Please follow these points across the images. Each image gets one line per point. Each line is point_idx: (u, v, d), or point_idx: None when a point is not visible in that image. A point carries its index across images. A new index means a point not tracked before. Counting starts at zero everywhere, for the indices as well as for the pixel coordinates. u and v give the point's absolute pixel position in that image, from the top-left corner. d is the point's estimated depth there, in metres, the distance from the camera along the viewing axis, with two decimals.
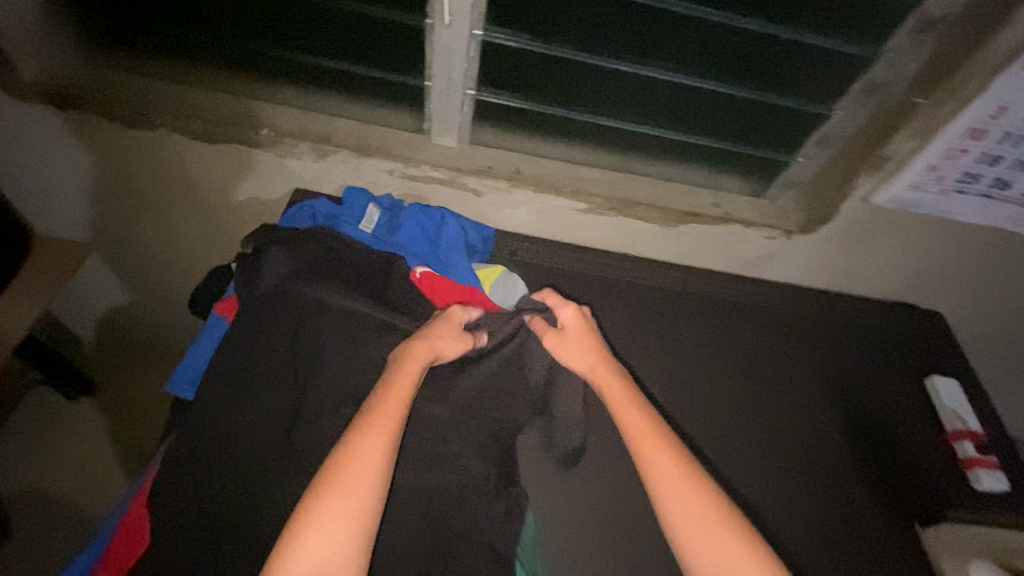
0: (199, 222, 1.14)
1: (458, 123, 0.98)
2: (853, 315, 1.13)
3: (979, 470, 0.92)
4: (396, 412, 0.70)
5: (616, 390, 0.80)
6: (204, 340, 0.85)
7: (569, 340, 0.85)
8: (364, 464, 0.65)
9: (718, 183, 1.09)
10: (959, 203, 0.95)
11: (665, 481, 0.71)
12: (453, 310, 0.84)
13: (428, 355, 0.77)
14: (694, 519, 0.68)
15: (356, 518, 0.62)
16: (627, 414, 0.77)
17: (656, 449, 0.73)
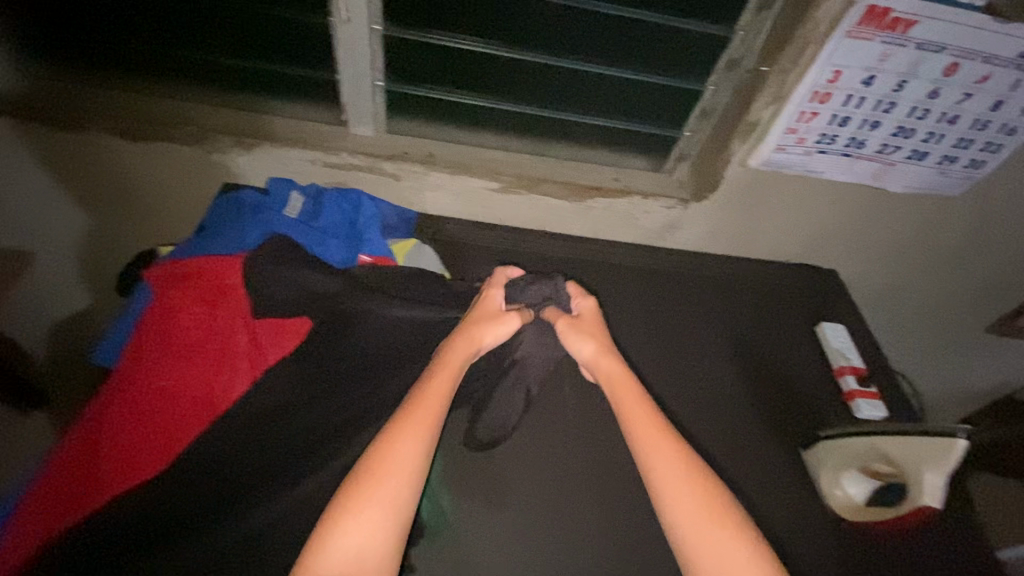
0: (134, 224, 1.18)
1: (371, 113, 1.07)
2: (752, 275, 1.23)
3: (859, 400, 1.03)
4: (437, 405, 0.76)
5: (625, 387, 0.85)
6: (127, 313, 0.86)
7: (581, 328, 0.91)
8: (403, 457, 0.71)
9: (621, 161, 1.19)
10: (825, 163, 1.07)
11: (665, 475, 0.75)
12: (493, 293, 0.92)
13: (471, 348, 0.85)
14: (693, 506, 0.72)
15: (389, 521, 0.67)
16: (634, 409, 0.82)
17: (660, 446, 0.77)
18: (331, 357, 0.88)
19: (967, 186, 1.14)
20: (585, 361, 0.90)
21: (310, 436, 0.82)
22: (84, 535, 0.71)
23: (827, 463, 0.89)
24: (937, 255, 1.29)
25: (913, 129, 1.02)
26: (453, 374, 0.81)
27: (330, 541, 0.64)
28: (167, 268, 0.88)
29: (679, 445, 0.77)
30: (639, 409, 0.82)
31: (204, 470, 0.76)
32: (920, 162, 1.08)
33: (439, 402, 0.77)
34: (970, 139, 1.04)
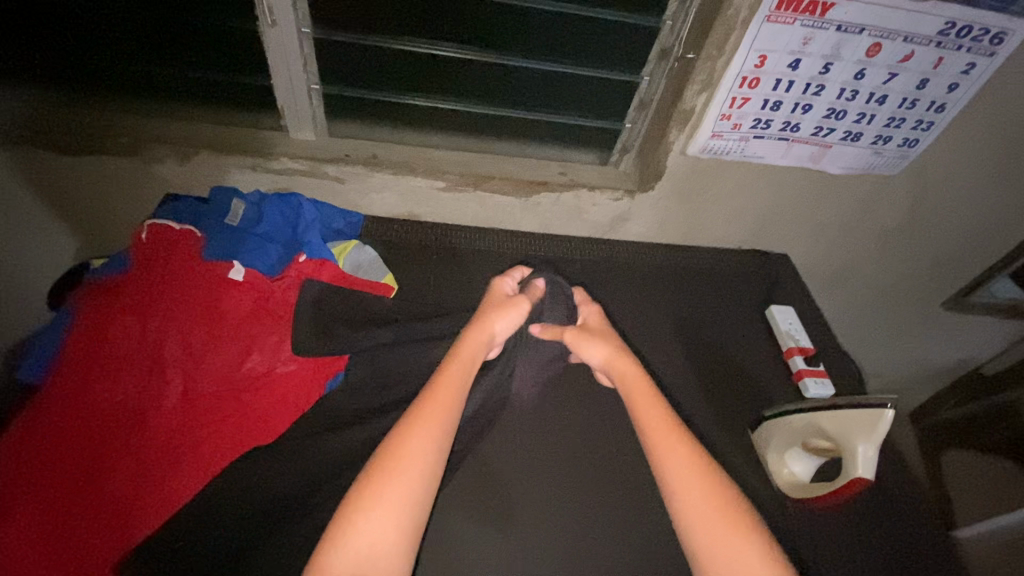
0: (68, 241, 1.14)
1: (310, 117, 1.07)
2: (704, 262, 1.23)
3: (808, 378, 1.03)
4: (446, 402, 0.74)
5: (641, 390, 0.83)
6: (55, 325, 0.83)
7: (588, 333, 0.90)
8: (415, 458, 0.69)
9: (567, 155, 1.19)
10: (763, 147, 1.08)
11: (683, 475, 0.73)
12: (501, 281, 0.95)
13: (486, 335, 0.85)
14: (706, 504, 0.70)
15: (402, 520, 0.64)
16: (645, 409, 0.81)
17: (676, 448, 0.76)
18: (269, 362, 0.85)
19: (904, 165, 1.16)
20: (598, 366, 0.89)
21: (245, 443, 0.79)
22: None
23: (771, 442, 0.91)
24: (882, 236, 1.32)
25: (844, 110, 1.04)
26: (468, 364, 0.80)
27: (343, 546, 0.61)
28: (98, 281, 0.86)
29: (694, 446, 0.76)
30: (650, 408, 0.81)
31: (132, 486, 0.72)
32: (855, 142, 1.10)
33: (450, 401, 0.75)
34: (902, 119, 1.07)
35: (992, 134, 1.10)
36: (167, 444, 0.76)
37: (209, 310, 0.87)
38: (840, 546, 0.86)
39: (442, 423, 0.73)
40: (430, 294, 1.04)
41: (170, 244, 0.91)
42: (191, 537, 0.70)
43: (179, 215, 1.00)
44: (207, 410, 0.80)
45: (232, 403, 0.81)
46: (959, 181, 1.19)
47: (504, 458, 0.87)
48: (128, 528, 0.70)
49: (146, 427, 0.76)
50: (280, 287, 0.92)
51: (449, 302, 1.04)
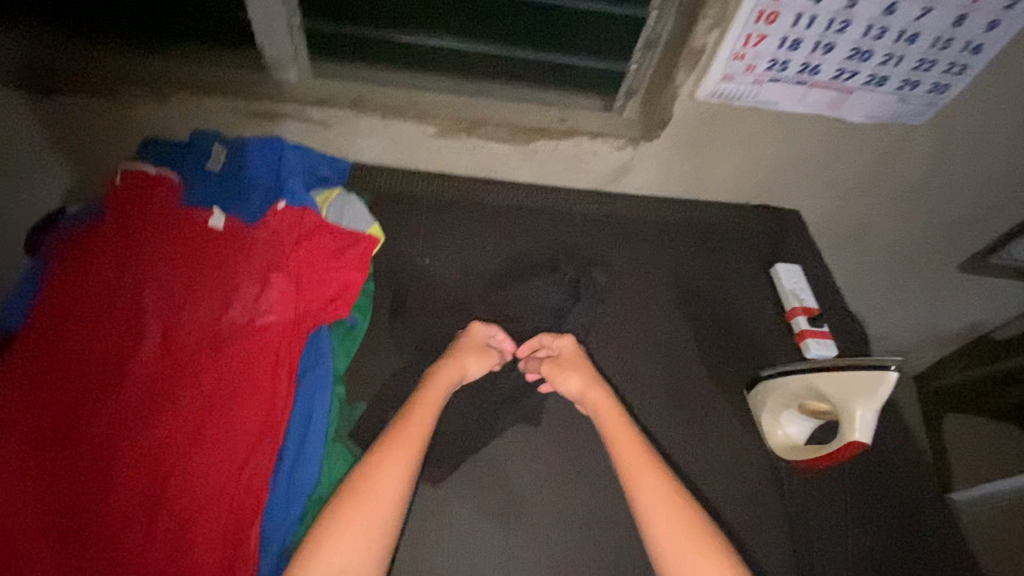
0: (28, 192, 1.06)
1: (291, 55, 1.00)
2: (710, 218, 1.17)
3: (810, 339, 0.99)
4: (416, 435, 0.75)
5: (616, 424, 0.81)
6: (31, 273, 0.81)
7: (566, 364, 0.86)
8: (386, 482, 0.70)
9: (568, 100, 1.11)
10: (778, 92, 1.00)
11: (652, 508, 0.73)
12: (477, 325, 0.89)
13: (457, 374, 0.83)
14: (673, 528, 0.72)
15: (367, 544, 0.66)
16: (621, 438, 0.80)
17: (649, 482, 0.75)
18: (246, 314, 0.81)
19: (931, 113, 1.07)
20: (575, 397, 0.85)
21: (220, 396, 0.76)
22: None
23: (766, 405, 0.87)
24: (902, 191, 1.24)
25: (870, 51, 0.95)
26: (433, 411, 0.78)
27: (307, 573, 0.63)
28: (73, 229, 0.83)
29: (671, 479, 0.76)
30: (626, 436, 0.80)
31: (110, 434, 0.71)
32: (879, 88, 1.01)
33: (418, 436, 0.75)
34: (932, 61, 0.97)
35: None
36: (144, 395, 0.74)
37: (186, 259, 0.83)
38: (832, 508, 0.85)
39: (410, 453, 0.73)
40: (419, 246, 1.00)
41: (146, 190, 0.87)
42: (167, 485, 0.69)
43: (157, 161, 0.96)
44: (183, 361, 0.77)
45: (209, 354, 0.78)
46: (989, 132, 1.11)
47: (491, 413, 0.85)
48: (103, 474, 0.68)
49: (123, 377, 0.74)
50: (259, 235, 0.87)
51: (439, 254, 1.00)
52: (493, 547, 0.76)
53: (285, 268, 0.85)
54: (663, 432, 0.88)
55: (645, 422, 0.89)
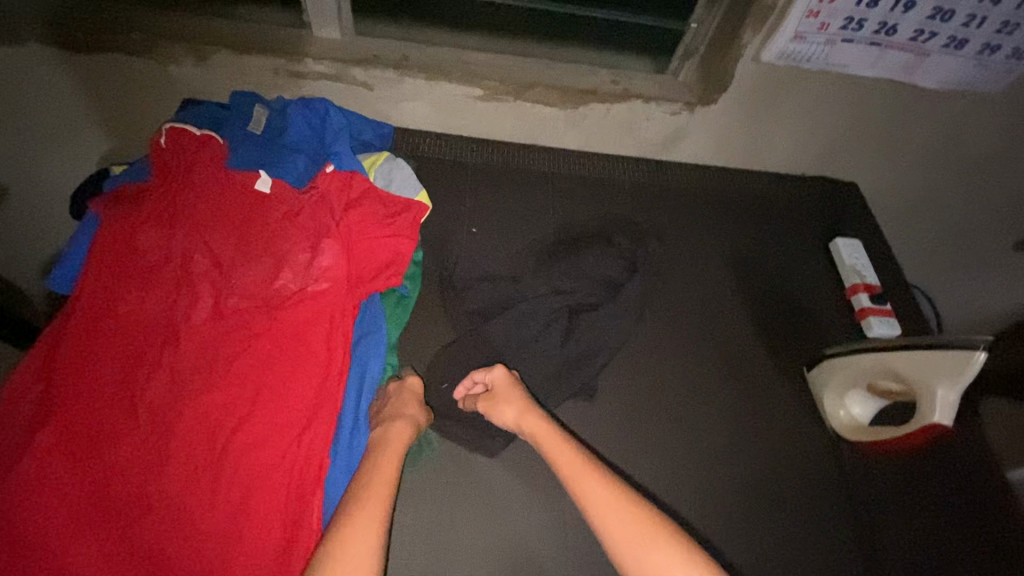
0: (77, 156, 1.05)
1: (335, 12, 0.95)
2: (764, 189, 1.11)
3: (872, 317, 0.95)
4: (378, 503, 0.64)
5: (552, 442, 0.71)
6: (81, 236, 0.79)
7: (494, 397, 0.76)
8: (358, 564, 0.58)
9: (620, 63, 1.05)
10: (850, 55, 0.94)
11: (609, 529, 0.63)
12: (406, 382, 0.78)
13: (412, 429, 0.73)
14: (631, 542, 0.61)
15: None
16: (558, 455, 0.70)
17: (596, 492, 0.65)
18: (297, 281, 0.80)
19: (1009, 80, 1.01)
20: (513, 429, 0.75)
21: (275, 364, 0.74)
22: (25, 472, 0.63)
23: (830, 383, 0.84)
24: (970, 163, 1.17)
25: (953, 10, 0.88)
26: (391, 473, 0.68)
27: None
28: (117, 191, 0.81)
29: (620, 488, 0.66)
30: (563, 450, 0.70)
31: (169, 400, 0.70)
32: (958, 52, 0.94)
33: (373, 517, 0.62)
34: (1021, 22, 0.90)
35: None
36: (199, 362, 0.73)
37: (235, 222, 0.81)
38: (894, 492, 0.83)
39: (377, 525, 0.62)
40: (467, 215, 0.97)
41: (190, 152, 0.84)
42: (227, 453, 0.68)
43: (198, 120, 0.92)
44: (238, 328, 0.76)
45: (262, 321, 0.77)
46: None
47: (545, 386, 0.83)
48: (162, 440, 0.68)
49: (176, 342, 0.73)
50: (307, 200, 0.85)
51: (486, 224, 0.97)
52: (552, 520, 0.75)
53: (335, 234, 0.83)
54: (718, 411, 0.85)
55: (701, 399, 0.86)
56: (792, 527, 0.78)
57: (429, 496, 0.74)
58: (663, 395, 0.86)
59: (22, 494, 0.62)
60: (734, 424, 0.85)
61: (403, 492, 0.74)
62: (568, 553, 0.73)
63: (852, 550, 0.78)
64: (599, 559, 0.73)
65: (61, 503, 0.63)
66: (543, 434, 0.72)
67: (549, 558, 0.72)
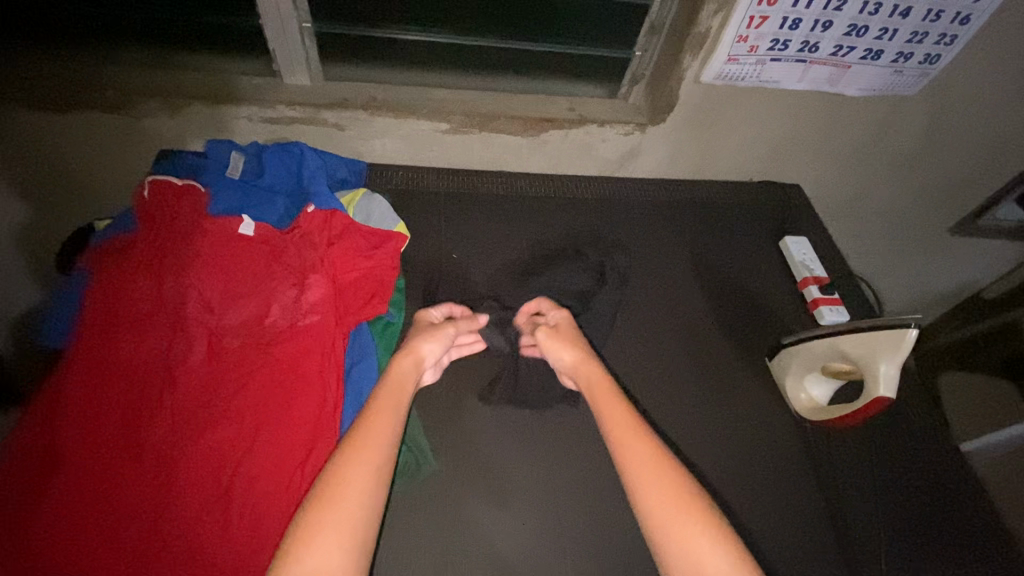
0: (68, 210, 1.10)
1: (304, 61, 1.01)
2: (716, 196, 1.20)
3: (823, 307, 1.04)
4: (383, 427, 0.70)
5: (603, 393, 0.79)
6: (73, 290, 0.82)
7: (559, 335, 0.86)
8: (356, 479, 0.64)
9: (575, 91, 1.14)
10: (779, 71, 1.03)
11: (640, 476, 0.69)
12: (423, 314, 0.88)
13: (417, 359, 0.80)
14: (658, 492, 0.67)
15: (348, 531, 0.60)
16: (607, 402, 0.78)
17: (632, 440, 0.73)
18: (287, 318, 0.85)
19: (923, 83, 1.11)
20: (566, 369, 0.85)
21: (272, 398, 0.78)
22: (37, 524, 0.65)
23: (790, 369, 0.92)
24: (897, 160, 1.29)
25: (866, 26, 0.97)
26: (396, 400, 0.74)
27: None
28: (104, 244, 0.84)
29: (653, 440, 0.73)
30: (613, 401, 0.78)
31: (172, 441, 0.73)
32: (875, 61, 1.04)
33: (389, 422, 0.71)
34: (925, 33, 1.01)
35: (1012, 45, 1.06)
36: (199, 401, 0.76)
37: (225, 266, 0.85)
38: (856, 463, 0.90)
39: (382, 449, 0.68)
40: (444, 241, 1.03)
41: (173, 202, 0.87)
42: (232, 486, 0.72)
43: (177, 170, 0.95)
44: (234, 367, 0.80)
45: (258, 358, 0.81)
46: (977, 98, 1.15)
47: (534, 392, 0.89)
48: (169, 479, 0.71)
49: (174, 385, 0.76)
50: (291, 239, 0.90)
51: (463, 248, 1.03)
52: (547, 523, 0.79)
53: (320, 270, 0.87)
54: (692, 404, 0.92)
55: (676, 394, 0.92)
56: (769, 503, 0.85)
57: (431, 507, 0.78)
58: (640, 394, 0.91)
59: (36, 547, 0.64)
60: (707, 415, 0.91)
61: (406, 507, 0.78)
62: (567, 549, 0.78)
63: (824, 521, 0.85)
64: (595, 553, 0.78)
65: (74, 551, 0.65)
66: (599, 386, 0.80)
67: (549, 556, 0.77)
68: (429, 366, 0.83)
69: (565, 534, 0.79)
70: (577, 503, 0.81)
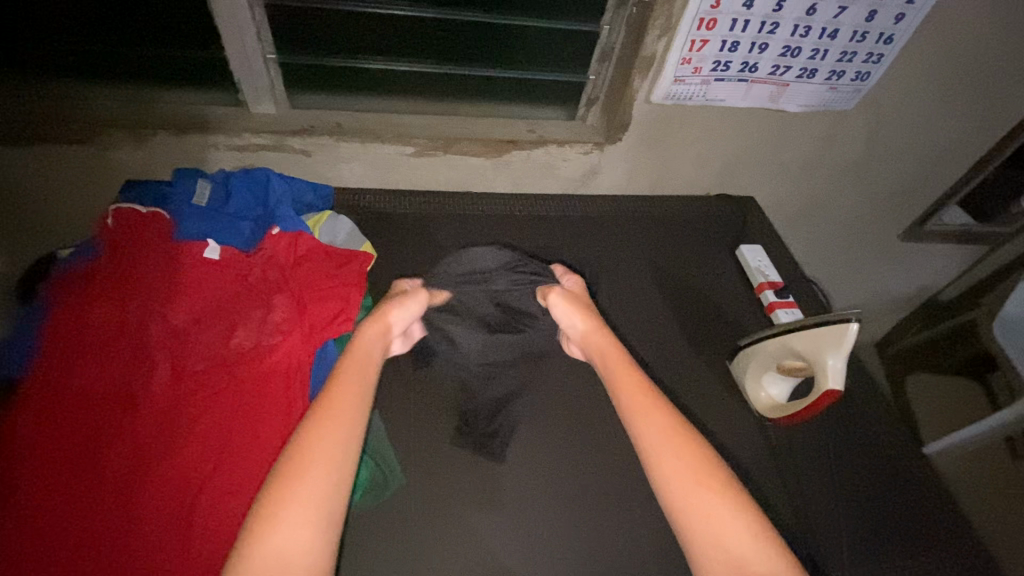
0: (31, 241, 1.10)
1: (270, 90, 1.04)
2: (675, 208, 1.26)
3: (779, 310, 1.09)
4: (345, 405, 0.70)
5: (620, 365, 0.82)
6: (32, 319, 0.82)
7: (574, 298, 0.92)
8: (325, 455, 0.64)
9: (536, 114, 1.19)
10: (724, 90, 1.09)
11: (660, 448, 0.71)
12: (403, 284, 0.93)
13: (383, 328, 0.82)
14: (677, 466, 0.69)
15: (314, 513, 0.60)
16: (622, 377, 0.80)
17: (652, 413, 0.75)
18: (252, 339, 0.85)
19: (858, 99, 1.19)
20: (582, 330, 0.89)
21: (236, 419, 0.78)
22: None
23: (748, 369, 0.96)
24: (842, 170, 1.36)
25: (799, 47, 1.04)
26: (364, 372, 0.75)
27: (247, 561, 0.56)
28: (66, 271, 0.84)
29: (672, 414, 0.75)
30: (630, 374, 0.80)
31: (134, 466, 0.72)
32: (811, 79, 1.11)
33: (357, 401, 0.71)
34: (853, 52, 1.08)
35: (933, 62, 1.14)
36: (162, 425, 0.76)
37: (191, 289, 0.86)
38: (815, 457, 0.93)
39: (348, 427, 0.68)
40: (412, 260, 1.05)
41: (138, 228, 0.88)
42: (193, 509, 0.71)
43: (142, 198, 0.96)
44: (198, 390, 0.80)
45: (222, 382, 0.81)
46: (907, 110, 1.24)
47: (492, 403, 0.91)
48: (130, 504, 0.70)
49: (138, 408, 0.76)
50: (256, 262, 0.91)
51: (430, 265, 1.05)
52: (516, 532, 0.79)
53: (286, 290, 0.89)
54: None
55: None
56: None
57: (398, 524, 0.77)
58: (606, 398, 0.94)
59: None
60: None
61: (371, 523, 0.77)
62: (537, 556, 0.77)
63: (788, 515, 0.87)
64: (564, 558, 0.78)
65: None
66: (615, 360, 0.83)
67: (521, 568, 0.76)
68: (396, 336, 0.86)
69: (535, 543, 0.78)
70: (546, 512, 0.81)
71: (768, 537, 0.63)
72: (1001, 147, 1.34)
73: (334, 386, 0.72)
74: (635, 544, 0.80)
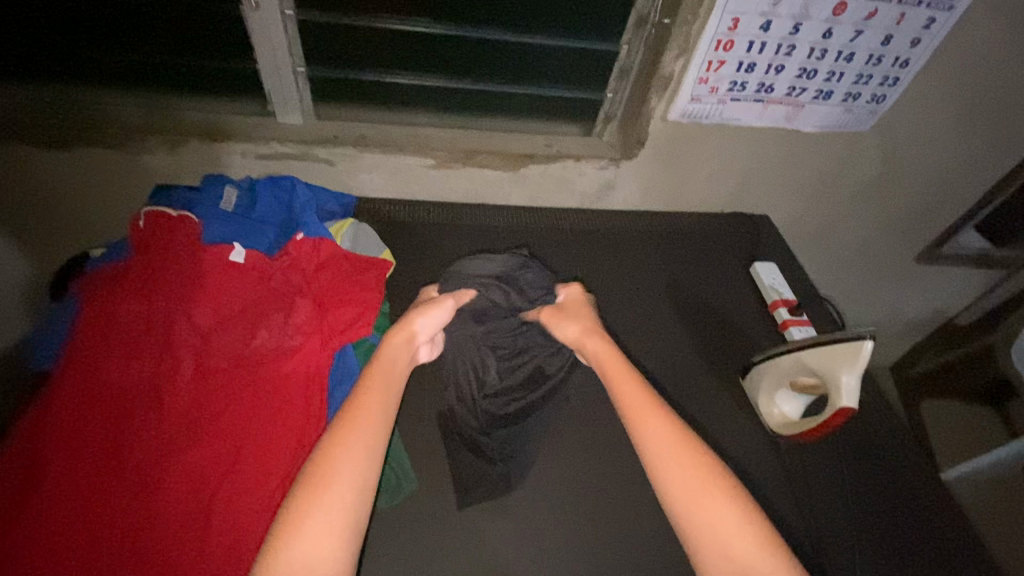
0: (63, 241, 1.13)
1: (298, 103, 1.08)
2: (689, 225, 1.27)
3: (792, 328, 1.09)
4: (367, 414, 0.71)
5: (615, 367, 0.86)
6: (64, 315, 0.85)
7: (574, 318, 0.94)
8: (348, 461, 0.66)
9: (554, 130, 1.22)
10: (740, 110, 1.11)
11: (661, 454, 0.74)
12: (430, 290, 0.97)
13: (407, 335, 0.84)
14: (681, 473, 0.72)
15: (337, 519, 0.62)
16: (621, 384, 0.83)
17: (652, 420, 0.78)
18: (272, 341, 0.87)
19: (873, 121, 1.20)
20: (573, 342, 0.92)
21: (255, 419, 0.80)
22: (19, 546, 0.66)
23: (761, 386, 0.96)
24: (857, 191, 1.37)
25: (815, 69, 1.06)
26: (387, 380, 0.77)
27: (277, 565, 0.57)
28: (97, 271, 0.87)
29: (671, 417, 0.78)
30: (627, 381, 0.83)
31: (156, 460, 0.74)
32: (827, 101, 1.13)
33: (380, 408, 0.73)
34: (869, 76, 1.10)
35: (947, 87, 1.16)
36: (184, 422, 0.78)
37: (217, 291, 0.89)
38: (827, 477, 0.93)
39: (372, 433, 0.70)
40: (429, 268, 1.07)
41: (167, 231, 0.91)
42: (210, 505, 0.72)
43: (172, 202, 0.99)
44: (218, 389, 0.81)
45: (241, 381, 0.83)
46: (922, 134, 1.25)
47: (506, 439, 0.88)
48: (151, 499, 0.71)
49: (161, 404, 0.78)
50: (280, 266, 0.94)
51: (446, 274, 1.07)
52: (525, 541, 0.79)
53: (308, 295, 0.91)
54: None
55: None
56: None
57: (408, 528, 0.78)
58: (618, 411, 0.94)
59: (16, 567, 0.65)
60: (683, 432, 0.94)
61: (381, 527, 0.78)
62: (546, 565, 0.78)
63: (799, 534, 0.86)
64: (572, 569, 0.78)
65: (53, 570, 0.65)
66: (614, 367, 0.86)
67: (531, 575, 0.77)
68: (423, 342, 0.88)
69: (544, 553, 0.79)
70: (556, 522, 0.81)
71: (777, 551, 0.66)
72: (1017, 172, 1.34)
73: (358, 392, 0.74)
74: (644, 558, 0.80)
